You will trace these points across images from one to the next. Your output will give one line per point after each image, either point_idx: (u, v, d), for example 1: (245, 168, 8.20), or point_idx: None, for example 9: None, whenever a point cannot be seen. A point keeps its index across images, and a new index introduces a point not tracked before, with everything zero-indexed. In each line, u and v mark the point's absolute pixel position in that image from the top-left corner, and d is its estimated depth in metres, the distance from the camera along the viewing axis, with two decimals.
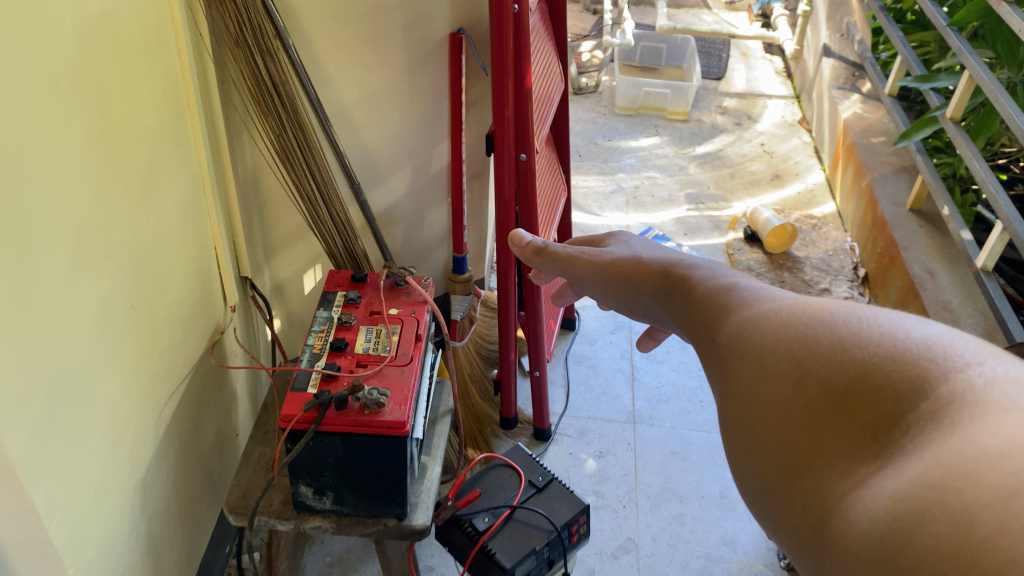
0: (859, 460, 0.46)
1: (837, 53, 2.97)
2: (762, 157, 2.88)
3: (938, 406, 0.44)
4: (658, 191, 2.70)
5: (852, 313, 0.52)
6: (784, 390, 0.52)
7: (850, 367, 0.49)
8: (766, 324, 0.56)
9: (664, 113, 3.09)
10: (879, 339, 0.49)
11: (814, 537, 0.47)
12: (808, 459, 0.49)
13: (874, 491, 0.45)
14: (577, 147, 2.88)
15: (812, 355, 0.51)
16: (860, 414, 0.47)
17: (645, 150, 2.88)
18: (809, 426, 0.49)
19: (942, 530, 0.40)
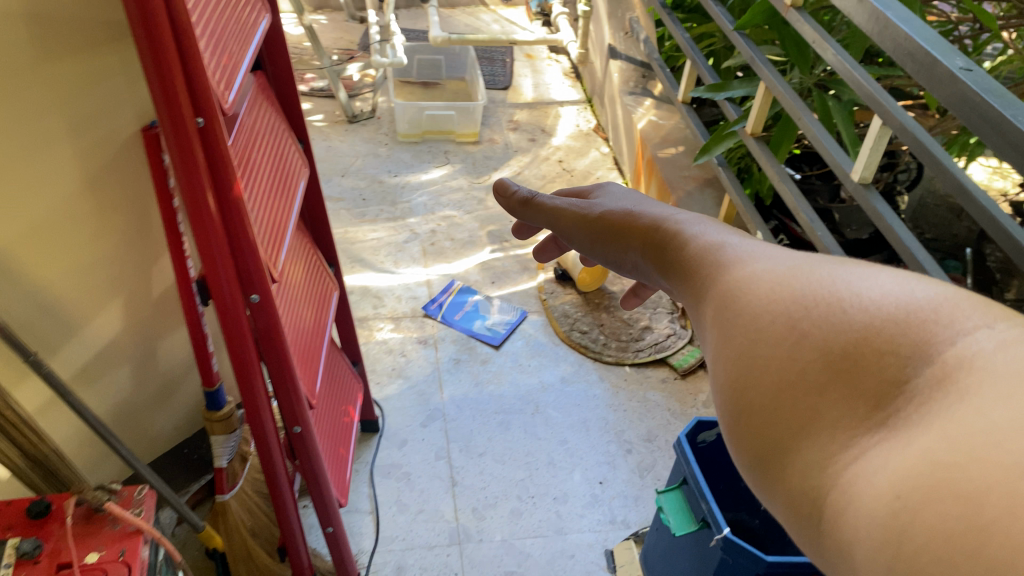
0: (858, 431, 0.37)
1: (624, 53, 2.76)
2: (563, 178, 2.66)
3: (945, 371, 0.36)
4: (457, 232, 2.40)
5: (856, 275, 0.43)
6: (774, 357, 0.42)
7: (848, 329, 0.39)
8: (758, 285, 0.46)
9: (453, 136, 2.78)
10: (883, 299, 0.40)
11: (812, 520, 0.38)
12: (799, 424, 0.39)
13: (874, 466, 0.35)
14: (360, 190, 2.52)
15: (809, 317, 0.42)
16: (856, 379, 0.38)
17: (437, 183, 2.58)
18: (798, 395, 0.40)
19: (945, 514, 0.31)
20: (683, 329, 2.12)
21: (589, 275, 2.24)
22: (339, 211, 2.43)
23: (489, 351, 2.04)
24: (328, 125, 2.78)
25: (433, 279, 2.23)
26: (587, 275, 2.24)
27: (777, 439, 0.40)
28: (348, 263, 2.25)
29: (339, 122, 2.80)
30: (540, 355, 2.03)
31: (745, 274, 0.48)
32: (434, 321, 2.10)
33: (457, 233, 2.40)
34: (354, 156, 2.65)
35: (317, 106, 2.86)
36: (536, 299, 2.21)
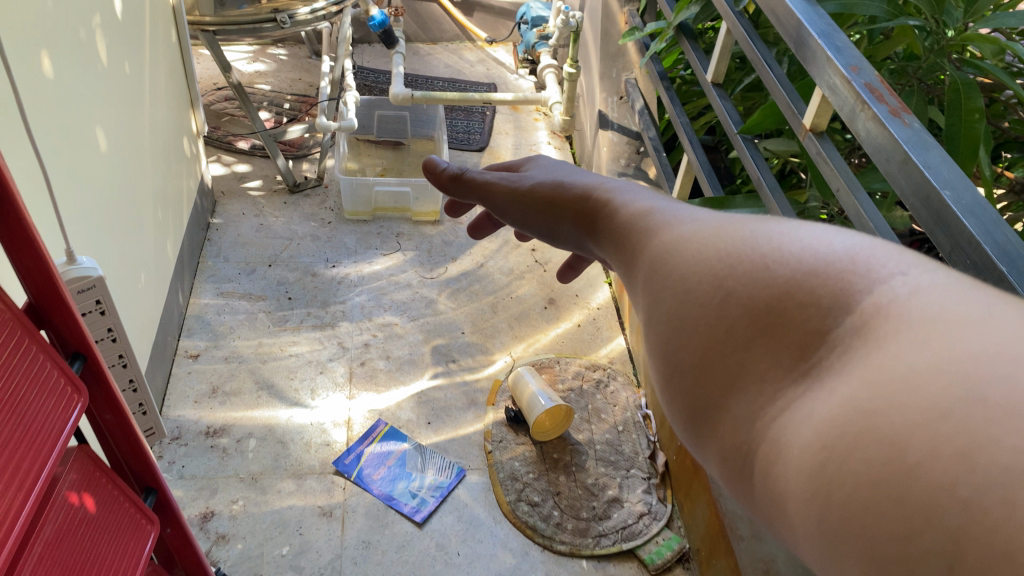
0: (784, 382, 0.33)
1: (617, 122, 2.32)
2: (533, 276, 2.23)
3: (866, 317, 0.32)
4: (395, 347, 1.98)
5: (781, 225, 0.38)
6: (701, 317, 0.37)
7: (770, 284, 0.35)
8: (685, 243, 0.42)
9: (409, 213, 2.36)
10: (805, 248, 0.35)
11: (745, 473, 0.35)
12: (726, 381, 0.36)
13: (802, 416, 0.32)
14: (286, 284, 2.10)
15: (733, 271, 0.37)
16: (783, 331, 0.34)
17: (382, 277, 2.16)
18: (722, 348, 0.36)
19: (868, 461, 0.28)
20: (662, 506, 1.70)
21: (550, 428, 1.80)
22: (257, 313, 2.02)
23: (410, 529, 1.61)
24: (264, 197, 2.37)
25: (359, 412, 1.82)
26: (548, 426, 1.80)
27: (707, 395, 0.37)
28: (255, 390, 1.85)
29: (278, 192, 2.39)
30: (475, 541, 1.60)
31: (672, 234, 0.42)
32: (345, 481, 1.68)
33: (395, 347, 1.98)
34: (288, 238, 2.24)
35: (256, 170, 2.45)
36: (480, 446, 1.78)
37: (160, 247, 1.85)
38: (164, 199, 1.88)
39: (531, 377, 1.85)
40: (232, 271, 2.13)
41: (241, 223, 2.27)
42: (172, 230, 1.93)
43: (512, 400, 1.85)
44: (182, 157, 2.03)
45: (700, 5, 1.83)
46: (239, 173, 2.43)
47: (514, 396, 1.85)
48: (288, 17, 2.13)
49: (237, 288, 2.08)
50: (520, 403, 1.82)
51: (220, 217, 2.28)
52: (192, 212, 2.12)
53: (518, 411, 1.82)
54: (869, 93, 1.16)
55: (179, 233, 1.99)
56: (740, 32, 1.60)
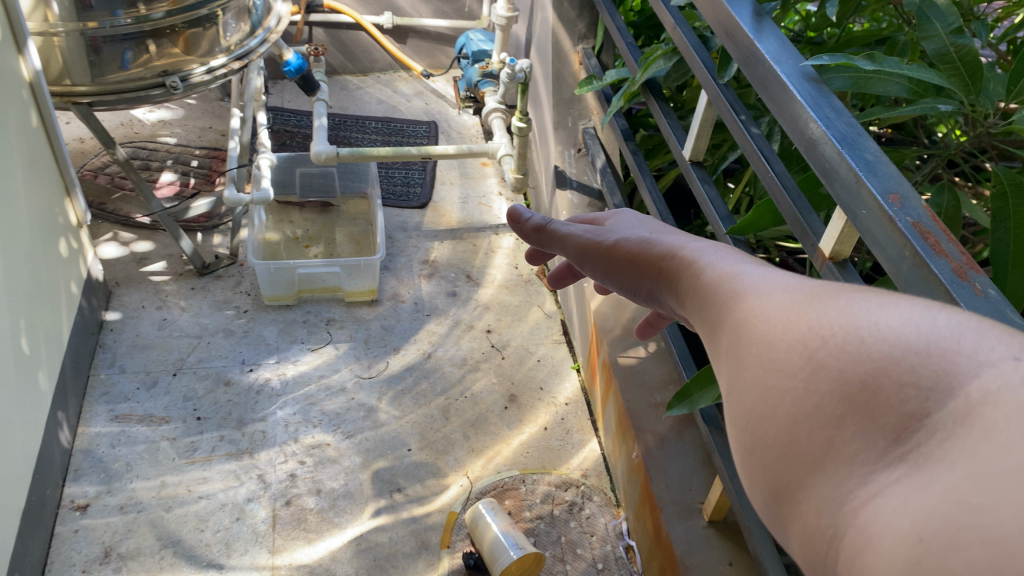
0: (876, 466, 0.35)
1: (576, 180, 1.99)
2: (489, 366, 1.92)
3: (970, 407, 0.33)
4: (325, 476, 1.67)
5: (869, 299, 0.39)
6: (794, 389, 0.39)
7: (862, 361, 0.36)
8: (776, 313, 0.43)
9: (341, 294, 2.03)
10: (904, 328, 0.36)
11: (829, 548, 0.36)
12: (818, 458, 0.37)
13: (893, 505, 0.33)
14: (194, 399, 1.77)
15: (826, 347, 0.38)
16: (875, 410, 0.35)
17: (311, 379, 1.84)
18: (813, 425, 0.38)
19: (972, 563, 0.29)
20: None
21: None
22: (159, 442, 1.69)
23: None
24: (169, 283, 2.02)
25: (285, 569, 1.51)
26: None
27: (798, 465, 0.38)
28: (156, 550, 1.52)
29: (185, 275, 2.04)
30: None
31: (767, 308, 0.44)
32: None
33: (327, 477, 1.67)
34: (198, 335, 1.90)
35: (159, 248, 2.10)
36: None
37: (31, 380, 1.51)
38: (33, 320, 1.54)
39: (499, 518, 1.54)
40: (130, 385, 1.79)
41: (140, 319, 1.92)
42: (45, 357, 1.59)
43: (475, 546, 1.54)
44: (57, 258, 1.68)
45: (669, 61, 1.52)
46: (139, 254, 2.07)
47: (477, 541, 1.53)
48: (180, 81, 1.80)
49: (135, 409, 1.74)
50: (484, 551, 1.51)
51: (116, 312, 1.93)
52: (78, 318, 1.77)
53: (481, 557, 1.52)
54: (922, 241, 0.86)
55: (56, 360, 1.64)
56: (723, 105, 1.29)
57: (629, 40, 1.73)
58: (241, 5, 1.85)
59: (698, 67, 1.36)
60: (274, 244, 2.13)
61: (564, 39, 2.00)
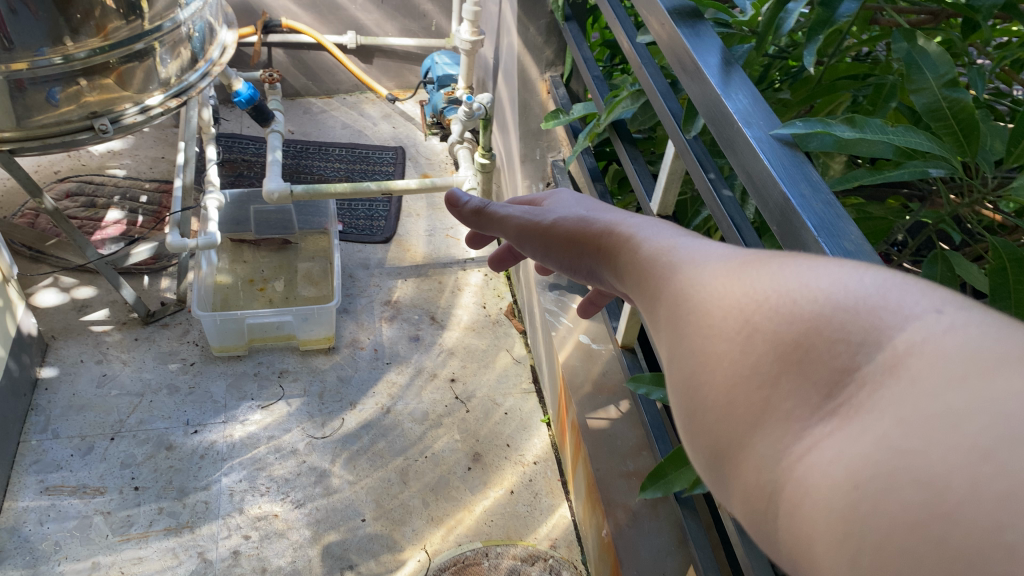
0: (810, 422, 0.29)
1: None
2: (452, 421, 1.79)
3: (898, 356, 0.28)
4: (270, 552, 1.54)
5: (806, 261, 0.34)
6: (724, 350, 0.33)
7: (798, 315, 0.31)
8: (707, 277, 0.37)
9: (295, 342, 1.89)
10: (834, 284, 0.31)
11: (767, 516, 0.30)
12: (751, 419, 0.31)
13: (828, 458, 0.28)
14: (132, 467, 1.65)
15: (760, 307, 0.32)
16: (811, 367, 0.30)
17: (259, 440, 1.71)
18: (746, 384, 0.32)
19: (905, 503, 0.24)
20: None
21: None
22: (92, 517, 1.56)
23: None
24: (111, 334, 1.88)
25: None
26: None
27: (730, 428, 0.32)
28: None
29: (129, 323, 1.91)
30: None
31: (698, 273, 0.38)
32: None
33: (273, 554, 1.54)
34: (139, 393, 1.77)
35: (102, 295, 1.96)
36: None
37: None
38: None
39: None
40: (63, 452, 1.66)
41: (78, 376, 1.79)
42: None
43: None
44: None
45: (637, 102, 1.39)
46: (79, 301, 1.94)
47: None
48: (110, 123, 1.66)
49: (67, 480, 1.61)
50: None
51: (52, 368, 1.80)
52: (5, 381, 1.63)
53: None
54: None
55: None
56: (692, 161, 1.15)
57: (596, 73, 1.59)
58: (177, 39, 1.72)
59: (666, 115, 1.22)
60: (225, 287, 1.99)
61: (529, 66, 1.85)
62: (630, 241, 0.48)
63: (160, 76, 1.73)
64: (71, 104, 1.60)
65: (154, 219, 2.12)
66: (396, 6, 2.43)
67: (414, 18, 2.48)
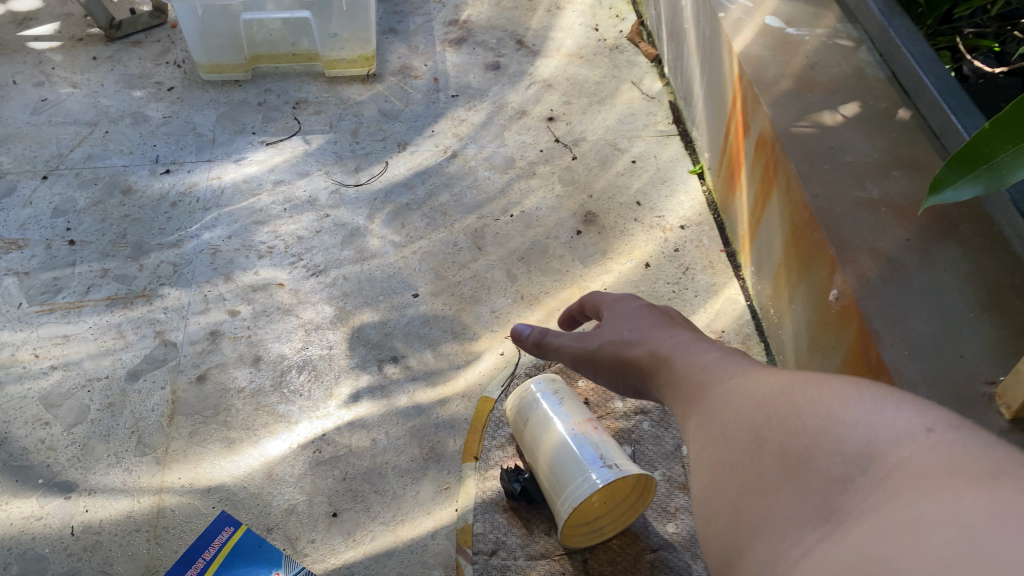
0: (805, 540, 0.27)
1: None
2: (550, 171, 1.17)
3: (896, 474, 0.26)
4: (269, 336, 0.97)
5: (817, 378, 0.33)
6: (727, 465, 0.33)
7: (800, 427, 0.31)
8: (736, 405, 0.35)
9: (319, 65, 1.29)
10: (851, 407, 0.30)
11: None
12: (750, 533, 0.30)
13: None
14: (70, 215, 1.08)
15: (767, 423, 0.32)
16: (805, 476, 0.29)
17: (261, 186, 1.13)
18: (755, 494, 0.31)
19: None
20: None
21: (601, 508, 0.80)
22: (1, 278, 1.01)
23: None
24: (59, 53, 1.31)
25: (176, 498, 0.84)
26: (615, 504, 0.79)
27: (733, 533, 0.31)
28: None
29: (87, 41, 1.33)
30: None
31: (715, 380, 0.39)
32: None
33: (272, 338, 0.97)
34: (90, 123, 1.20)
35: (52, 8, 1.38)
36: (444, 569, 0.79)
37: None
38: None
39: (569, 410, 0.83)
40: None
41: (6, 101, 1.23)
42: None
43: (526, 457, 0.84)
44: None
45: None
46: (21, 13, 1.37)
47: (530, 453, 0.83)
48: None
49: None
50: (541, 473, 0.80)
51: None
52: None
53: (531, 479, 0.82)
54: None
55: None
56: None
57: None
58: None
59: None
60: None
61: None
62: (655, 343, 0.49)
63: None
64: None
65: None
66: None
67: None
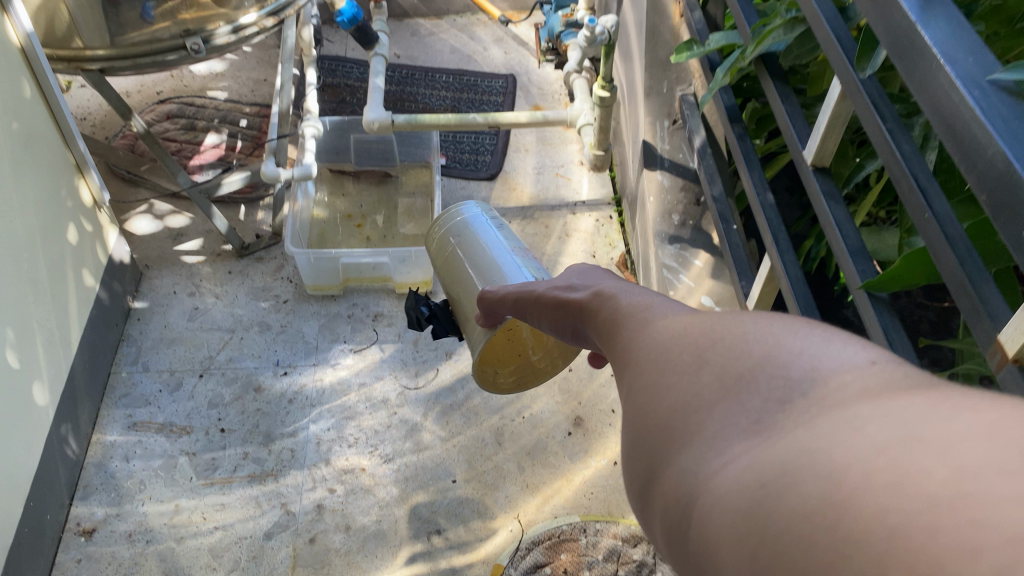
0: (732, 440, 0.35)
1: (669, 158, 1.71)
2: (553, 381, 1.65)
3: (826, 393, 0.34)
4: (356, 510, 1.45)
5: (755, 316, 0.41)
6: (676, 386, 0.40)
7: (748, 355, 0.38)
8: (677, 340, 0.43)
9: (391, 284, 1.80)
10: (778, 344, 0.38)
11: (682, 518, 0.36)
12: (686, 436, 0.38)
13: (738, 470, 0.33)
14: (219, 407, 1.58)
15: (710, 346, 0.40)
16: (750, 394, 0.36)
17: (349, 387, 1.63)
18: (699, 406, 0.38)
19: (804, 493, 0.29)
20: None
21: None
22: (178, 457, 1.51)
23: None
24: (204, 265, 1.83)
25: None
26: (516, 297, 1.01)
27: (662, 438, 0.39)
28: None
29: (223, 256, 1.85)
30: None
31: (657, 326, 0.46)
32: None
33: (358, 511, 1.45)
34: (230, 329, 1.71)
35: (195, 224, 1.90)
36: None
37: (23, 395, 1.31)
38: (25, 327, 1.33)
39: (503, 234, 1.15)
40: (152, 387, 1.61)
41: (170, 308, 1.74)
42: (45, 368, 1.39)
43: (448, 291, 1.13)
44: (64, 247, 1.48)
45: (791, 30, 1.16)
46: (174, 228, 1.89)
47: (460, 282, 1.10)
48: (203, 43, 1.59)
49: (155, 417, 1.56)
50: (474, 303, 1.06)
51: (144, 299, 1.75)
52: (95, 311, 1.58)
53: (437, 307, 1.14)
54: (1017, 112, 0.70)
55: (60, 369, 1.44)
56: (865, 107, 0.93)
57: None
58: None
59: (835, 52, 1.00)
60: (322, 220, 1.91)
61: None
62: (609, 301, 0.58)
63: None
64: (166, 20, 1.54)
65: (214, 142, 2.02)
66: None
67: None
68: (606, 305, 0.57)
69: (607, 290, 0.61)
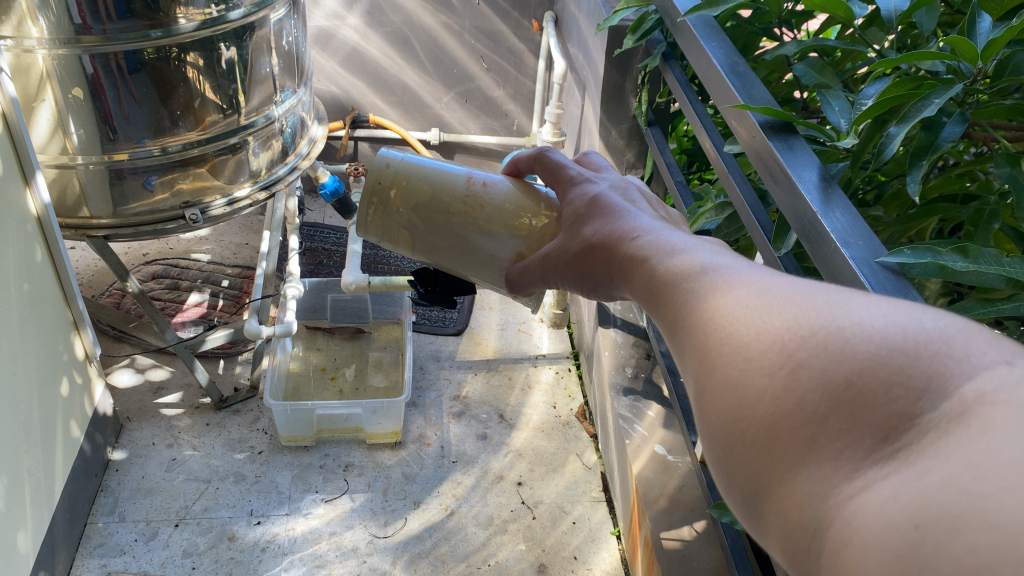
0: (863, 464, 0.36)
1: (621, 317, 1.91)
2: (518, 528, 1.73)
3: (966, 405, 0.34)
4: None
5: (857, 300, 0.41)
6: (771, 387, 0.40)
7: (848, 362, 0.38)
8: (757, 332, 0.42)
9: (362, 434, 1.90)
10: (886, 324, 0.38)
11: (808, 546, 0.38)
12: (798, 457, 0.39)
13: (879, 498, 0.35)
14: (193, 556, 1.62)
15: (805, 345, 0.40)
16: (866, 411, 0.37)
17: (323, 538, 1.68)
18: (816, 430, 0.38)
19: (975, 546, 0.30)
20: None
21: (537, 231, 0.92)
22: None
23: None
24: (183, 418, 1.93)
25: None
26: None
27: (772, 468, 0.40)
28: None
29: (201, 408, 1.96)
30: None
31: (713, 307, 0.46)
32: None
33: None
34: (206, 479, 1.78)
35: (176, 377, 2.03)
36: None
37: (7, 543, 1.36)
38: (16, 477, 1.40)
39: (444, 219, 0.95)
40: (128, 537, 1.65)
41: (148, 459, 1.82)
42: (30, 516, 1.44)
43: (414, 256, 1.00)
44: (56, 400, 1.57)
45: (723, 213, 1.35)
46: (155, 382, 2.01)
47: (426, 243, 0.96)
48: (200, 213, 1.75)
49: (129, 566, 1.59)
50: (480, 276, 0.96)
51: (123, 451, 1.83)
52: (77, 462, 1.65)
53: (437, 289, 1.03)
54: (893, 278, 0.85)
55: (43, 517, 1.49)
56: None
57: (679, 179, 1.59)
58: (268, 133, 1.82)
59: (754, 227, 1.18)
60: (297, 374, 2.03)
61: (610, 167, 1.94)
62: (642, 257, 0.58)
63: (251, 167, 1.83)
64: (165, 190, 1.69)
65: (196, 298, 2.16)
66: (479, 107, 2.67)
67: (497, 117, 2.70)
68: (639, 266, 0.57)
69: (641, 235, 0.61)
